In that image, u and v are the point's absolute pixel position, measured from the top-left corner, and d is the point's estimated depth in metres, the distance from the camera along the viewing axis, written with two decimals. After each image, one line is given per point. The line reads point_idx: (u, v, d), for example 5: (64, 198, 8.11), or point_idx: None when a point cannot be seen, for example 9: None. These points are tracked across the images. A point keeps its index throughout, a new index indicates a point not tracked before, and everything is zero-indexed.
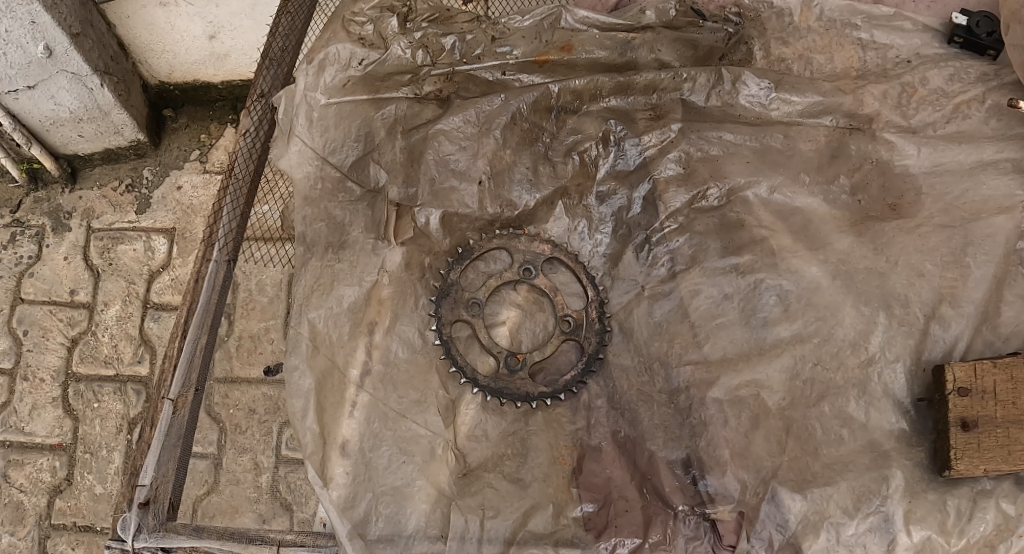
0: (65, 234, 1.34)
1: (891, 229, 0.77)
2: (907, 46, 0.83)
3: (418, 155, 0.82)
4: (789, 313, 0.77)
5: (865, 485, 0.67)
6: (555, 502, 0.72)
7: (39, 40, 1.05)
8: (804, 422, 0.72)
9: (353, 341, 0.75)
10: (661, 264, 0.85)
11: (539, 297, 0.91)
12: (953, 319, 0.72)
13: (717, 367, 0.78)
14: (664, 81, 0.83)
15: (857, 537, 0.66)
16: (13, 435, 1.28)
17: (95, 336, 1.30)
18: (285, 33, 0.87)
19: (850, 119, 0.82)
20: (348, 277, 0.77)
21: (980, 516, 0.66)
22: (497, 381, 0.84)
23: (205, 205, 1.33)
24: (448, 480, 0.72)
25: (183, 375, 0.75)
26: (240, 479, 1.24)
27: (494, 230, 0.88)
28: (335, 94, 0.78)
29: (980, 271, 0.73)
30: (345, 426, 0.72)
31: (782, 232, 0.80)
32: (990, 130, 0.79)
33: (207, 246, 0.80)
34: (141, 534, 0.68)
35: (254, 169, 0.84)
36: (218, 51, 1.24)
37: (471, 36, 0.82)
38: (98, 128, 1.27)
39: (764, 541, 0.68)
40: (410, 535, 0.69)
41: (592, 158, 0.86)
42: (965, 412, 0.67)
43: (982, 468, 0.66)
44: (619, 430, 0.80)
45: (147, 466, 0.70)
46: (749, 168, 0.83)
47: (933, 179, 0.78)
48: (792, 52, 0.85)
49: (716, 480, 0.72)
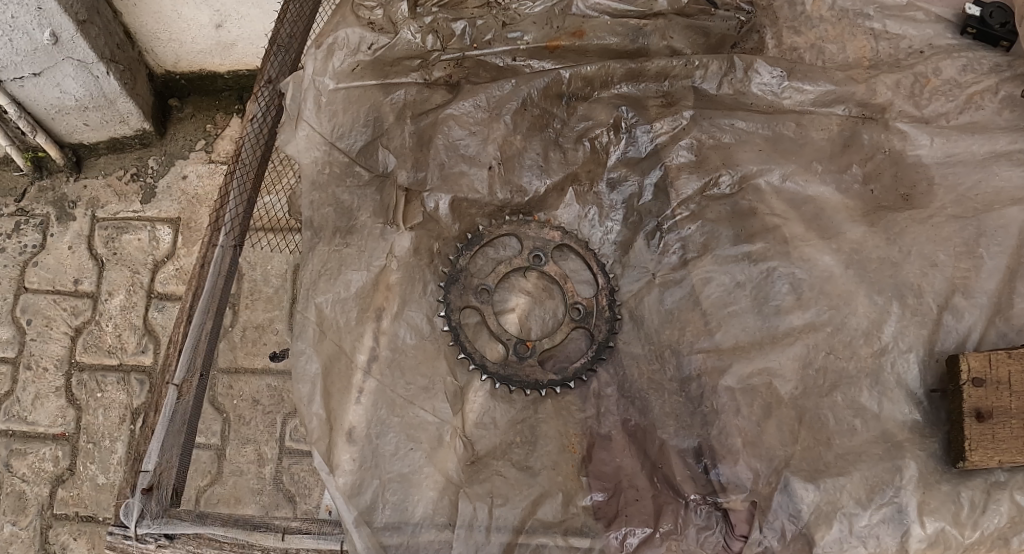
0: (70, 223, 1.33)
1: (904, 219, 0.76)
2: (920, 37, 0.82)
3: (427, 140, 0.81)
4: (801, 300, 0.76)
5: (878, 475, 0.66)
6: (564, 491, 0.71)
7: (45, 27, 1.05)
8: (817, 411, 0.71)
9: (360, 327, 0.75)
10: (672, 251, 0.84)
11: (549, 284, 0.91)
12: (966, 309, 0.71)
13: (729, 354, 0.77)
14: (675, 68, 0.83)
15: (870, 528, 0.65)
16: (15, 424, 1.28)
17: (98, 326, 1.30)
18: (293, 19, 0.87)
19: (862, 108, 0.80)
20: (356, 261, 0.76)
21: (994, 508, 0.65)
22: (505, 368, 0.84)
23: (210, 195, 1.33)
24: (456, 468, 0.71)
25: (188, 360, 0.73)
26: (243, 470, 1.23)
27: (503, 216, 0.88)
28: (344, 79, 0.77)
29: (993, 262, 0.72)
30: (352, 412, 0.71)
31: (794, 221, 0.80)
32: (1003, 121, 0.78)
33: (213, 231, 0.79)
34: (144, 520, 0.67)
35: (261, 154, 0.84)
36: (224, 41, 1.22)
37: (482, 22, 0.81)
38: (103, 117, 1.26)
39: (776, 531, 0.67)
40: (417, 522, 0.67)
41: (603, 144, 0.85)
42: (980, 402, 0.66)
43: (996, 459, 0.65)
44: (629, 418, 0.79)
45: (151, 452, 0.69)
46: (760, 156, 0.82)
47: (946, 169, 0.77)
48: (804, 41, 0.84)
49: (728, 469, 0.72)
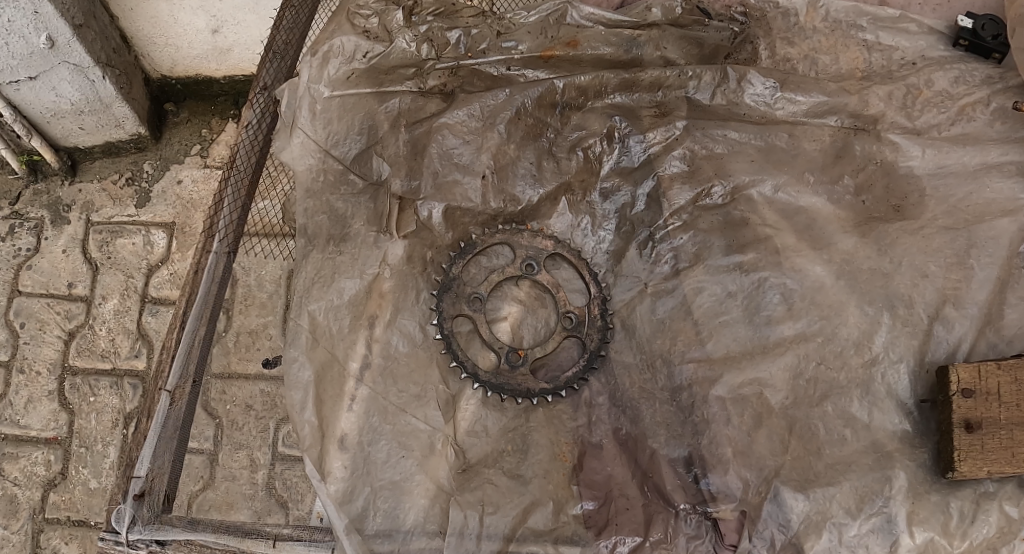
0: (64, 227, 1.33)
1: (895, 230, 0.76)
2: (912, 48, 0.83)
3: (421, 148, 0.81)
4: (792, 310, 0.77)
5: (867, 485, 0.67)
6: (555, 499, 0.71)
7: (41, 31, 1.04)
8: (806, 421, 0.72)
9: (353, 334, 0.75)
10: (664, 261, 0.85)
11: (541, 293, 0.91)
12: (957, 320, 0.72)
13: (720, 364, 0.77)
14: (669, 78, 0.83)
15: (859, 538, 0.65)
16: (8, 428, 1.28)
17: (92, 329, 1.30)
18: (288, 26, 0.86)
19: (855, 119, 0.81)
20: (349, 269, 0.76)
21: (984, 518, 0.65)
22: (497, 377, 0.84)
23: (204, 200, 1.33)
24: (447, 475, 0.72)
25: (181, 366, 0.73)
26: (236, 475, 1.23)
27: (496, 225, 0.88)
28: (339, 86, 0.77)
29: (983, 273, 0.73)
30: (343, 420, 0.71)
31: (786, 231, 0.80)
32: (994, 133, 0.79)
33: (207, 238, 0.79)
34: (135, 526, 0.67)
35: (256, 161, 0.84)
36: (221, 46, 1.22)
37: (477, 30, 0.81)
38: (98, 121, 1.26)
39: (766, 540, 0.67)
40: (408, 529, 0.68)
41: (596, 154, 0.86)
42: (969, 413, 0.66)
43: (985, 470, 0.65)
44: (620, 427, 0.79)
45: (142, 457, 0.70)
46: (753, 167, 0.82)
47: (937, 181, 0.78)
48: (798, 52, 0.84)
49: (718, 478, 0.72)
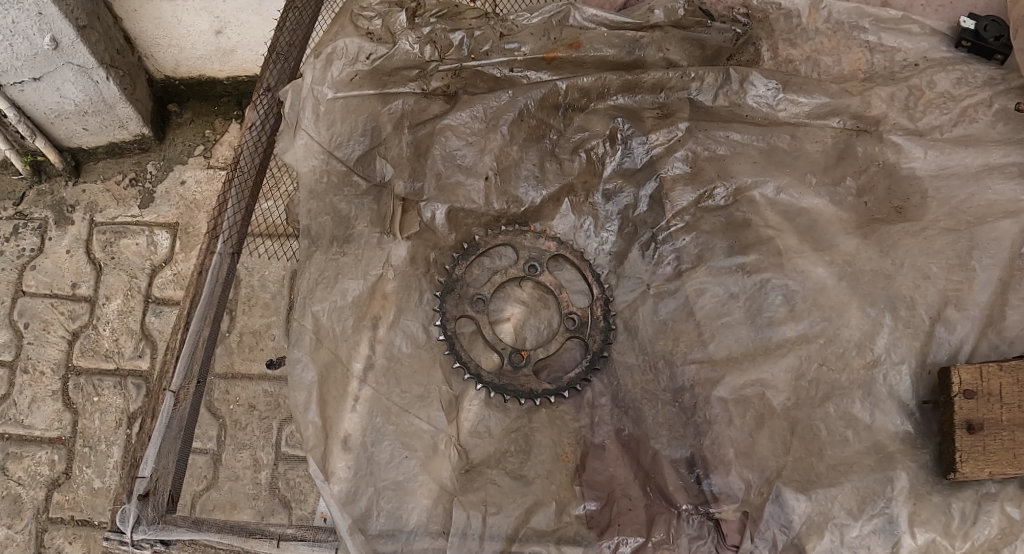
0: (68, 228, 1.34)
1: (896, 232, 0.76)
2: (915, 49, 0.83)
3: (424, 150, 0.82)
4: (794, 312, 0.77)
5: (869, 486, 0.67)
6: (557, 499, 0.72)
7: (45, 32, 1.05)
8: (808, 422, 0.72)
9: (357, 335, 0.75)
10: (667, 262, 0.85)
11: (544, 294, 0.92)
12: (958, 321, 0.72)
13: (722, 365, 0.78)
14: (672, 80, 0.83)
15: (861, 538, 0.65)
16: (12, 428, 1.28)
17: (95, 329, 1.30)
18: (291, 27, 0.86)
19: (857, 120, 0.81)
20: (352, 270, 0.77)
21: (985, 519, 0.66)
22: (500, 377, 0.84)
23: (208, 200, 1.34)
24: (450, 476, 0.72)
25: (185, 367, 0.74)
26: (239, 475, 1.24)
27: (499, 226, 0.88)
28: (343, 88, 0.77)
29: (985, 275, 0.73)
30: (348, 420, 0.71)
31: (788, 232, 0.80)
32: (996, 134, 0.79)
33: (211, 238, 0.79)
34: (140, 526, 0.68)
35: (259, 161, 0.84)
36: (224, 47, 1.22)
37: (480, 32, 0.81)
38: (102, 121, 1.26)
39: (768, 541, 0.68)
40: (412, 530, 0.68)
41: (599, 155, 0.86)
42: (971, 414, 0.66)
43: (987, 471, 0.65)
44: (622, 428, 0.80)
45: (147, 457, 0.70)
46: (755, 169, 0.83)
47: (939, 182, 0.78)
48: (800, 53, 0.84)
49: (720, 479, 0.72)
